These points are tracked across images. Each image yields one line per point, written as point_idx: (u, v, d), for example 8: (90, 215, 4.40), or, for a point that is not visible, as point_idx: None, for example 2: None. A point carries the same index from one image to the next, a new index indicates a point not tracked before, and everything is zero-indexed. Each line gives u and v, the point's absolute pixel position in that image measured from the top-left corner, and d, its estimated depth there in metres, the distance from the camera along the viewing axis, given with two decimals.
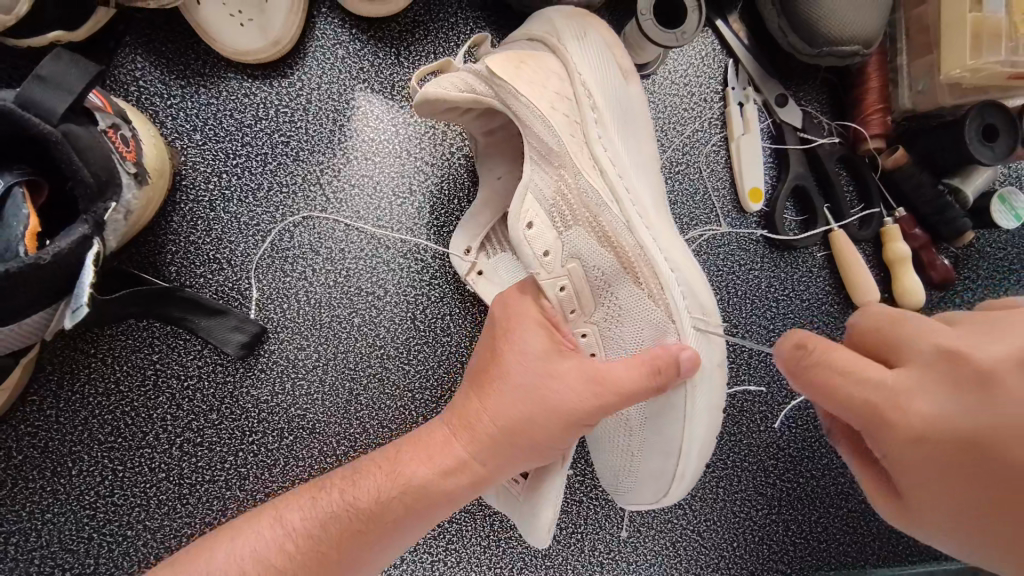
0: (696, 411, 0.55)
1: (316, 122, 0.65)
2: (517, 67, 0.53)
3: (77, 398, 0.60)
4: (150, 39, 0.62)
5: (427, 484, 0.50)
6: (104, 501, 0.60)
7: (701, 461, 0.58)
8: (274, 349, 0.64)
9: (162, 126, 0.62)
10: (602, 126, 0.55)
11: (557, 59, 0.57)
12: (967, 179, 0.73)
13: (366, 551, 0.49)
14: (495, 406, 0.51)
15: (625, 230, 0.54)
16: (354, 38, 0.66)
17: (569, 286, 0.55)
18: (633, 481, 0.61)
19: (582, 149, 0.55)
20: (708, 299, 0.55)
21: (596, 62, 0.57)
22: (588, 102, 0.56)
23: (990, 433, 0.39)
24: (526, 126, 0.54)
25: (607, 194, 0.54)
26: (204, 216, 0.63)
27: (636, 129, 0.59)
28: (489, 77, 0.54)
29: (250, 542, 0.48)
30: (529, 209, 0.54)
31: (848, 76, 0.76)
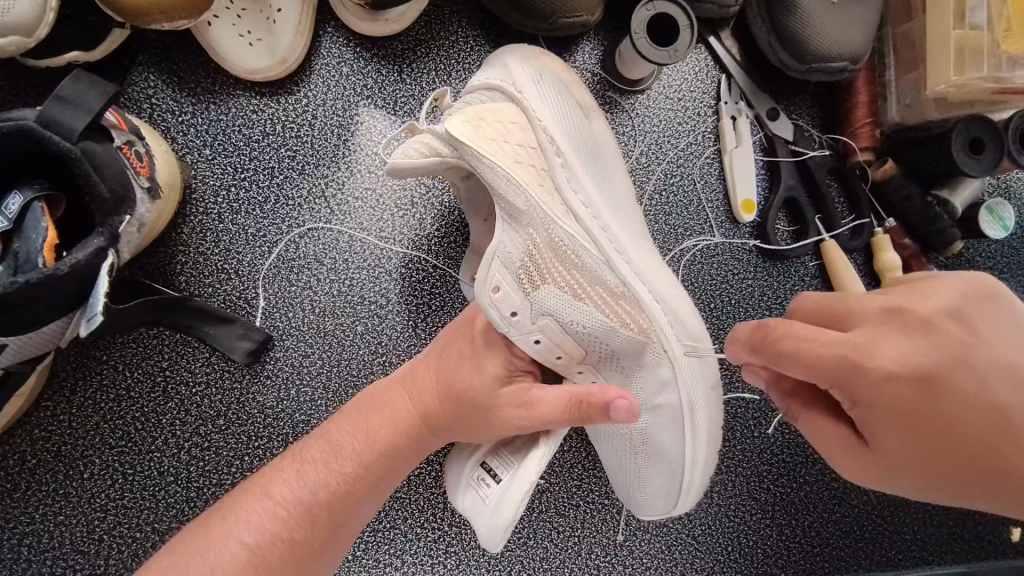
0: (700, 431, 0.58)
1: (321, 137, 0.68)
2: (475, 128, 0.54)
3: (89, 403, 0.63)
4: (162, 58, 0.65)
5: (394, 448, 0.56)
6: (114, 503, 0.62)
7: (707, 473, 0.60)
8: (280, 356, 0.66)
9: (174, 141, 0.65)
10: (569, 169, 0.57)
11: (517, 107, 0.58)
12: (956, 191, 0.75)
13: (349, 507, 0.55)
14: (447, 382, 0.56)
15: (607, 271, 0.56)
16: (357, 57, 0.68)
17: (544, 339, 0.56)
18: (641, 495, 0.63)
19: (553, 198, 0.56)
20: (694, 326, 0.58)
21: (553, 104, 0.58)
22: (553, 147, 0.57)
23: (942, 365, 0.50)
24: (494, 187, 0.55)
25: (585, 239, 0.56)
26: (213, 228, 0.65)
27: (601, 165, 0.60)
28: (450, 141, 0.55)
29: (245, 518, 0.53)
30: (495, 274, 0.54)
31: (838, 91, 0.78)
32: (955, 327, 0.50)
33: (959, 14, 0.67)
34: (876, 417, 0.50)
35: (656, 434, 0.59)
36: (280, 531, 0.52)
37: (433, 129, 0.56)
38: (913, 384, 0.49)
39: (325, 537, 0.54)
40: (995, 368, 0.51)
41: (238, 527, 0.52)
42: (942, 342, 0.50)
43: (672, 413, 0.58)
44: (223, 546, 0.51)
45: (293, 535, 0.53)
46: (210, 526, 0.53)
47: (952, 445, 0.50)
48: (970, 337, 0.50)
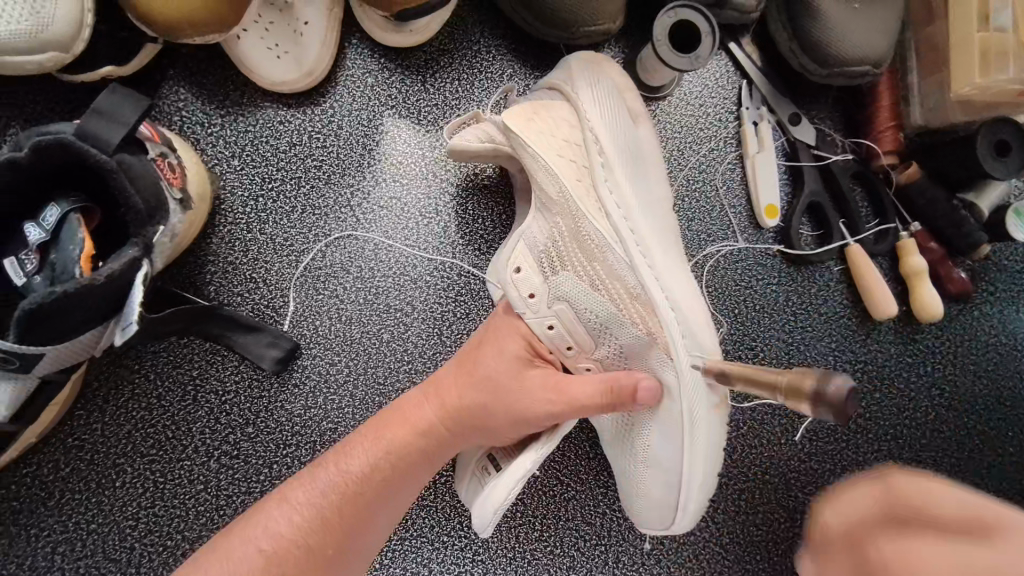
0: (699, 448, 0.55)
1: (347, 148, 0.68)
2: (525, 120, 0.58)
3: (121, 412, 0.63)
4: (192, 72, 0.66)
5: (407, 448, 0.55)
6: (145, 511, 0.63)
7: (704, 493, 0.57)
8: (308, 364, 0.66)
9: (203, 153, 0.66)
10: (609, 169, 0.57)
11: (569, 107, 0.59)
12: (981, 193, 0.75)
13: (365, 513, 0.53)
14: (468, 385, 0.56)
15: (627, 269, 0.56)
16: (382, 67, 0.69)
17: (557, 325, 0.58)
18: (639, 508, 0.61)
19: (588, 194, 0.57)
20: (709, 341, 0.55)
21: (604, 108, 0.59)
22: (597, 146, 0.57)
23: None
24: (533, 176, 0.58)
25: (610, 235, 0.56)
26: (241, 238, 0.66)
27: (643, 167, 0.59)
28: (505, 131, 0.59)
29: (265, 521, 0.51)
30: (519, 255, 0.58)
31: (860, 94, 0.77)
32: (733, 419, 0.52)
33: (982, 16, 0.67)
34: None
35: (656, 445, 0.58)
36: (295, 536, 0.50)
37: (492, 120, 0.61)
38: None
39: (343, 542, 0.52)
40: None
41: (263, 529, 0.51)
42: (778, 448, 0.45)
43: (673, 422, 0.56)
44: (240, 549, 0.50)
45: (309, 542, 0.51)
46: (234, 529, 0.52)
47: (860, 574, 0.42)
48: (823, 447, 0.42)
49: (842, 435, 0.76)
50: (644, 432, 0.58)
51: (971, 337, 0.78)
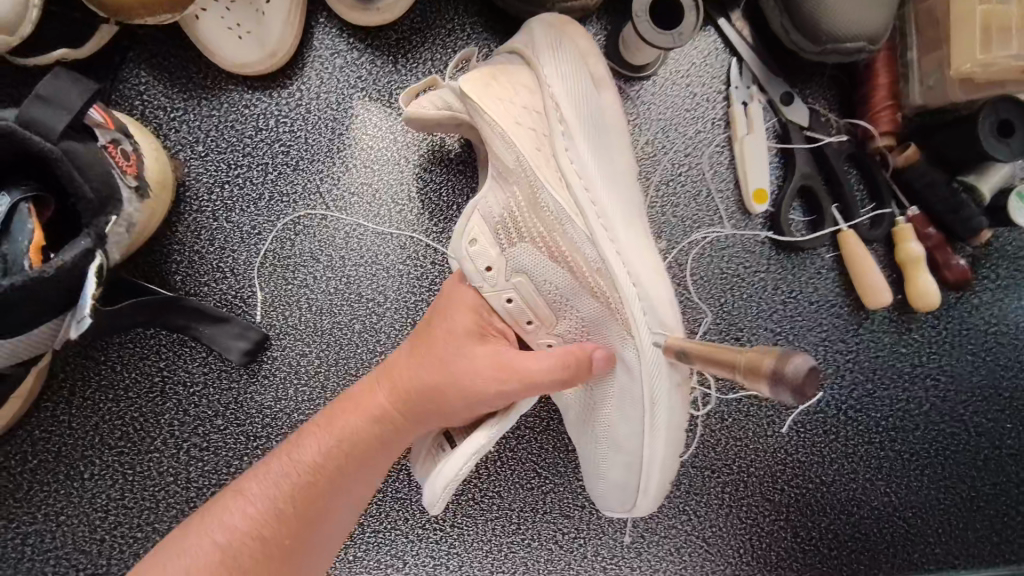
0: (659, 429, 0.54)
1: (316, 132, 0.66)
2: (483, 84, 0.54)
3: (87, 404, 0.62)
4: (153, 54, 0.63)
5: (363, 436, 0.53)
6: (114, 503, 0.62)
7: (665, 478, 0.56)
8: (277, 356, 0.65)
9: (166, 139, 0.64)
10: (570, 138, 0.53)
11: (530, 71, 0.55)
12: (983, 176, 0.70)
13: (324, 503, 0.52)
14: (417, 364, 0.54)
15: (585, 245, 0.53)
16: (351, 48, 0.66)
17: (516, 298, 0.56)
18: (600, 488, 0.60)
19: (547, 164, 0.53)
20: (670, 317, 0.53)
21: (570, 73, 0.55)
22: (556, 114, 0.54)
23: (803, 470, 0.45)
24: (489, 143, 0.54)
25: (570, 208, 0.52)
26: (207, 226, 0.64)
27: (607, 137, 0.56)
28: (461, 96, 0.55)
29: (223, 516, 0.50)
30: (474, 227, 0.55)
31: (857, 72, 0.73)
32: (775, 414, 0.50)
33: None
34: None
35: (618, 426, 0.56)
36: (252, 529, 0.49)
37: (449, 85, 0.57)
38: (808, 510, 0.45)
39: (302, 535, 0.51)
40: None
41: (222, 525, 0.50)
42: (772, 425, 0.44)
43: (634, 401, 0.54)
44: (195, 544, 0.49)
45: (266, 535, 0.50)
46: (193, 524, 0.51)
47: None
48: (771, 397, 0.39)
49: (831, 427, 0.73)
50: (603, 410, 0.56)
51: (968, 327, 0.75)
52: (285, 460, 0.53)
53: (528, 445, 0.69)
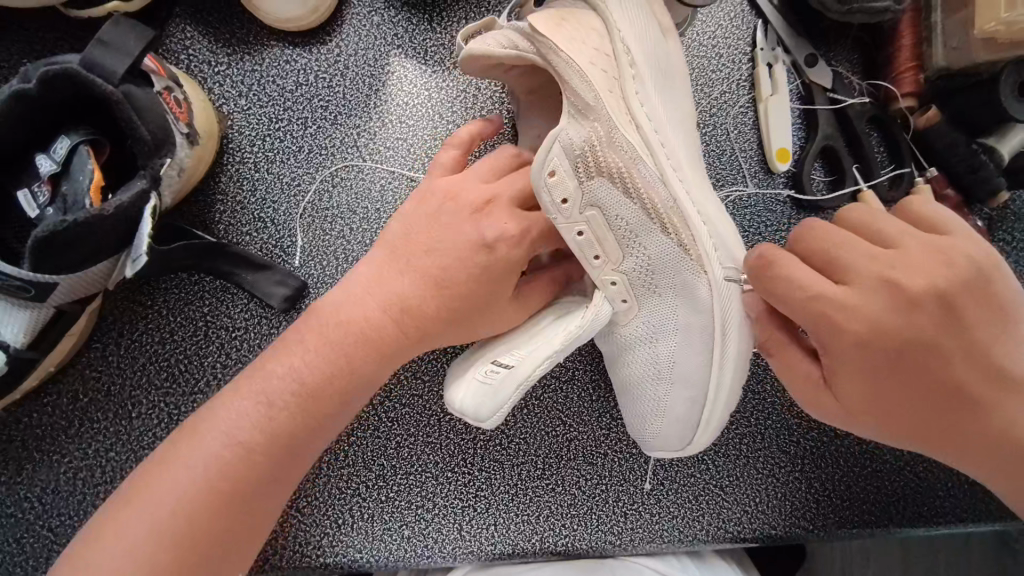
0: (727, 362, 0.57)
1: (353, 88, 0.68)
2: (557, 24, 0.54)
3: (136, 345, 0.65)
4: (199, 10, 0.66)
5: (347, 357, 0.55)
6: (160, 442, 0.65)
7: (725, 411, 0.59)
8: (316, 304, 0.67)
9: (211, 92, 0.66)
10: (640, 81, 0.55)
11: (598, 15, 0.57)
12: (1004, 138, 0.72)
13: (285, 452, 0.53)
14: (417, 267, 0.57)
15: (659, 184, 0.55)
16: (389, 6, 0.68)
17: (586, 231, 0.57)
18: (655, 430, 0.62)
19: (619, 106, 0.55)
20: (739, 252, 0.56)
21: (635, 18, 0.56)
22: (628, 58, 0.55)
23: (908, 332, 0.50)
24: (565, 81, 0.54)
25: (642, 148, 0.55)
26: (249, 177, 0.67)
27: (672, 80, 0.58)
28: (531, 36, 0.55)
29: (186, 467, 0.50)
30: (555, 158, 0.54)
31: (879, 35, 0.75)
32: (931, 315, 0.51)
33: None
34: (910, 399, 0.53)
35: (682, 360, 0.59)
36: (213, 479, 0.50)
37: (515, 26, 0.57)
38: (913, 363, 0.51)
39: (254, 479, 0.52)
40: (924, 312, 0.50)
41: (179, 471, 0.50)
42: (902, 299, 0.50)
43: (700, 332, 0.57)
44: (162, 496, 0.49)
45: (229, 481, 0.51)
46: (155, 470, 0.51)
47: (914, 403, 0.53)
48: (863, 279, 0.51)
49: None
50: (666, 347, 0.59)
51: None
52: (237, 403, 0.53)
53: (554, 393, 0.72)
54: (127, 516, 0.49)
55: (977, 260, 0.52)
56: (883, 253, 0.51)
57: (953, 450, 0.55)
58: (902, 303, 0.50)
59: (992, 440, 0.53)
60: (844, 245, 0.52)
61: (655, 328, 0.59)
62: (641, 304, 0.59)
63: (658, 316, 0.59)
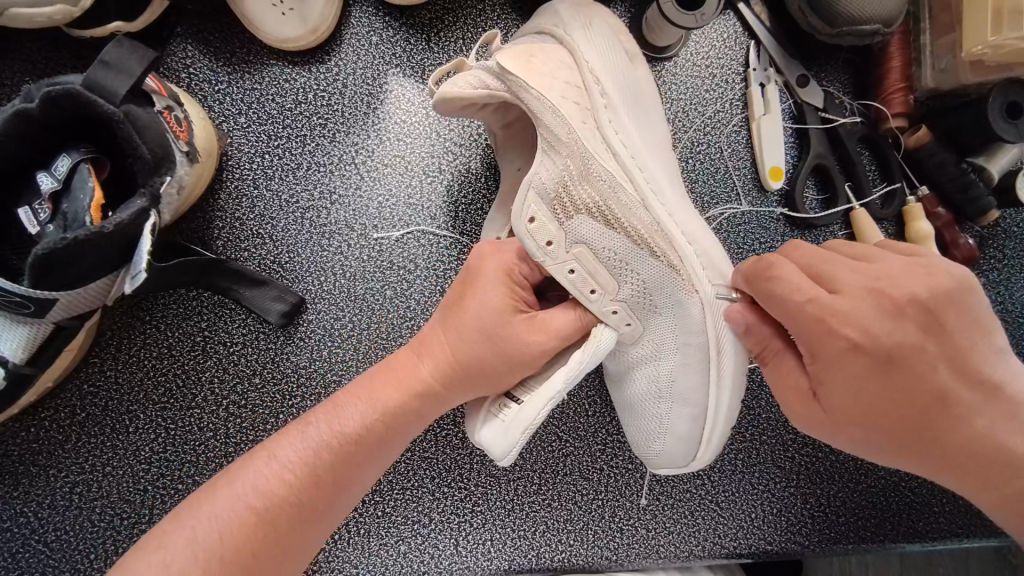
0: (724, 378, 0.58)
1: (352, 106, 0.69)
2: (525, 60, 0.55)
3: (133, 360, 0.66)
4: (200, 30, 0.67)
5: (401, 411, 0.56)
6: (157, 456, 0.66)
7: (728, 426, 0.60)
8: (313, 319, 0.68)
9: (211, 110, 0.67)
10: (612, 111, 0.56)
11: (565, 49, 0.58)
12: (992, 157, 0.73)
13: (332, 495, 0.53)
14: (460, 334, 0.56)
15: (641, 211, 0.56)
16: (387, 26, 0.70)
17: (579, 269, 0.57)
18: (659, 451, 0.63)
19: (594, 138, 0.56)
20: (727, 267, 0.58)
21: (602, 49, 0.58)
22: (599, 89, 0.56)
23: (897, 345, 0.50)
24: (538, 118, 0.56)
25: (620, 176, 0.56)
26: (248, 194, 0.67)
27: (644, 106, 0.60)
28: (501, 73, 0.56)
29: (233, 505, 0.50)
30: (531, 205, 0.56)
31: (869, 56, 0.76)
32: (917, 329, 0.50)
33: None
34: (902, 415, 0.52)
35: (682, 378, 0.60)
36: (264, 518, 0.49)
37: (482, 66, 0.57)
38: (900, 374, 0.50)
39: (305, 514, 0.51)
40: (911, 325, 0.50)
41: (243, 488, 0.51)
42: (886, 307, 0.50)
43: (697, 351, 0.59)
44: (207, 535, 0.48)
45: (276, 520, 0.50)
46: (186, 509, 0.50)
47: (909, 420, 0.52)
48: (847, 291, 0.51)
49: None
50: (667, 366, 0.60)
51: None
52: (288, 446, 0.53)
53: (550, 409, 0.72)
54: (166, 555, 0.46)
55: (960, 278, 0.51)
56: (866, 269, 0.52)
57: (936, 459, 0.54)
58: (887, 312, 0.50)
59: (975, 451, 0.52)
60: (829, 260, 0.52)
61: (658, 346, 0.60)
62: (644, 325, 0.59)
63: (659, 335, 0.60)
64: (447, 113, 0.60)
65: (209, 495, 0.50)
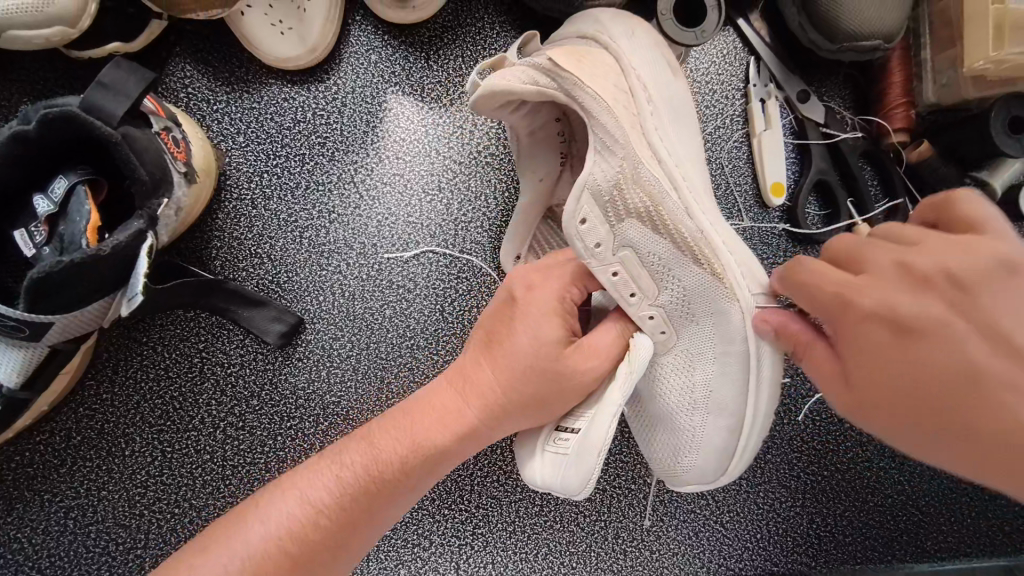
0: (762, 389, 0.56)
1: (351, 124, 0.69)
2: (577, 61, 0.55)
3: (130, 382, 0.65)
4: (198, 49, 0.67)
5: (446, 448, 0.55)
6: (153, 480, 0.65)
7: (760, 439, 0.58)
8: (311, 339, 0.67)
9: (209, 130, 0.67)
10: (658, 117, 0.56)
11: (610, 55, 0.58)
12: (996, 171, 0.71)
13: (367, 530, 0.53)
14: (508, 377, 0.54)
15: (686, 217, 0.55)
16: (386, 44, 0.69)
17: (621, 272, 0.57)
18: (690, 463, 0.61)
19: (642, 141, 0.55)
20: (767, 279, 0.56)
21: (647, 58, 0.58)
22: (644, 94, 0.56)
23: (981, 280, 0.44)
24: (591, 119, 0.55)
25: (665, 181, 0.55)
26: (246, 213, 0.67)
27: (683, 119, 0.60)
28: (551, 70, 0.55)
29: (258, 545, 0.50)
30: (585, 206, 0.55)
31: (869, 71, 0.76)
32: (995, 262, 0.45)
33: None
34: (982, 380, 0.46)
35: (717, 389, 0.58)
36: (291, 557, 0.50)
37: (534, 63, 0.56)
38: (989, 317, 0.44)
39: (337, 551, 0.52)
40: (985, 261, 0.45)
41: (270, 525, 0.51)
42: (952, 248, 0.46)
43: (734, 362, 0.56)
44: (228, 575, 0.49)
45: (306, 557, 0.51)
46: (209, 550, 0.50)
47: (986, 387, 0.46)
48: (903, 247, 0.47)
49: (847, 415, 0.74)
50: (701, 377, 0.58)
51: None
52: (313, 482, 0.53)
53: None
54: None
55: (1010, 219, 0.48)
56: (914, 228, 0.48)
57: None
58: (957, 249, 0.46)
59: None
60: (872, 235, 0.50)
61: (694, 354, 0.59)
62: (680, 334, 0.59)
63: (696, 342, 0.58)
64: (494, 108, 0.59)
65: (236, 518, 0.52)
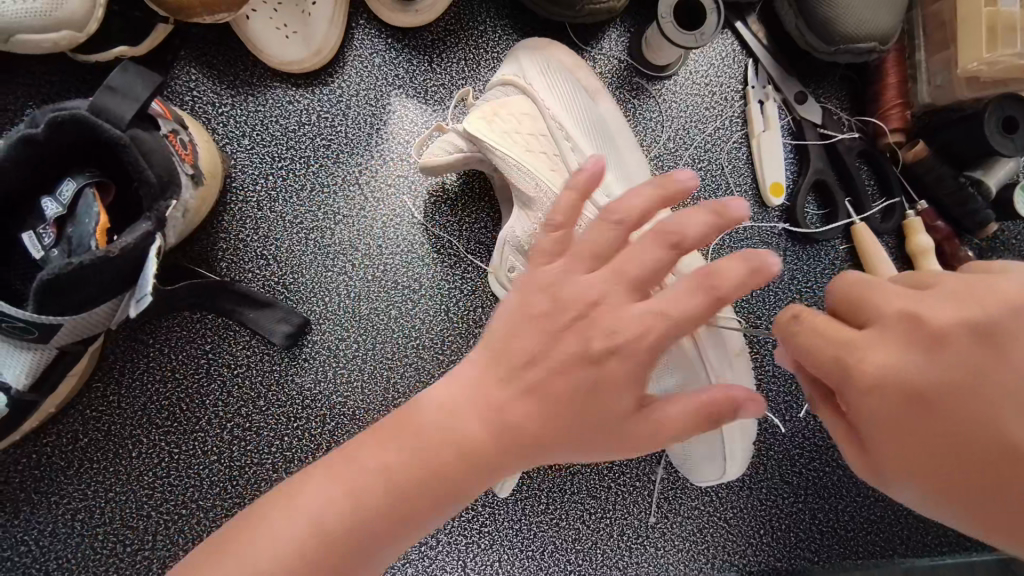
0: None
1: (355, 127, 0.69)
2: (487, 123, 0.61)
3: (137, 384, 0.65)
4: (203, 53, 0.67)
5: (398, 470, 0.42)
6: (161, 481, 0.65)
7: (745, 437, 0.63)
8: (317, 340, 0.67)
9: (214, 132, 0.67)
10: (578, 152, 0.63)
11: (529, 100, 0.63)
12: (990, 170, 0.73)
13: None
14: (411, 432, 0.43)
15: None
16: (389, 48, 0.70)
17: None
18: (696, 467, 0.65)
19: (564, 181, 0.62)
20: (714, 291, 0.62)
21: (563, 98, 0.64)
22: (562, 133, 0.63)
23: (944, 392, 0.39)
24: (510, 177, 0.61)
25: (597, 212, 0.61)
26: (252, 215, 0.67)
27: (613, 140, 0.65)
28: (468, 137, 0.62)
29: None
30: (510, 256, 0.63)
31: (867, 71, 0.77)
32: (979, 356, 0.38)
33: None
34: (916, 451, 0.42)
35: None
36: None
37: (454, 129, 0.63)
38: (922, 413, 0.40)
39: None
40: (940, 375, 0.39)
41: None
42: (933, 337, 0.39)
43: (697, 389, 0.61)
44: None
45: None
46: None
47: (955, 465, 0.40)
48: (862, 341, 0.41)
49: None
50: None
51: None
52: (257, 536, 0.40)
53: None
54: None
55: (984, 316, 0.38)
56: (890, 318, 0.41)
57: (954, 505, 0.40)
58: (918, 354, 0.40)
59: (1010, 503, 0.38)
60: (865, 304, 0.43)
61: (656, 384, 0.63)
62: None
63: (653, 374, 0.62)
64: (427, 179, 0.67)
65: None
